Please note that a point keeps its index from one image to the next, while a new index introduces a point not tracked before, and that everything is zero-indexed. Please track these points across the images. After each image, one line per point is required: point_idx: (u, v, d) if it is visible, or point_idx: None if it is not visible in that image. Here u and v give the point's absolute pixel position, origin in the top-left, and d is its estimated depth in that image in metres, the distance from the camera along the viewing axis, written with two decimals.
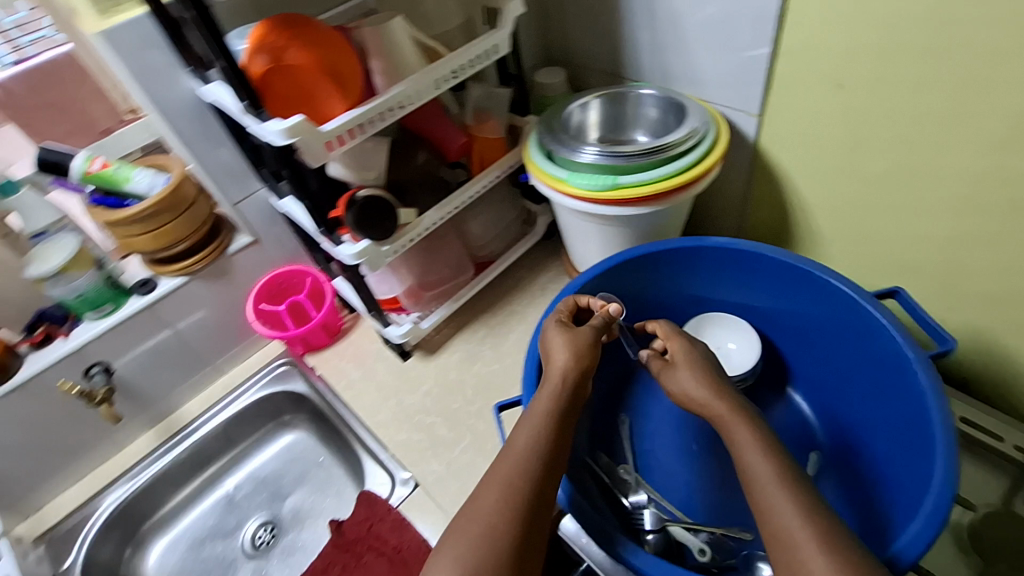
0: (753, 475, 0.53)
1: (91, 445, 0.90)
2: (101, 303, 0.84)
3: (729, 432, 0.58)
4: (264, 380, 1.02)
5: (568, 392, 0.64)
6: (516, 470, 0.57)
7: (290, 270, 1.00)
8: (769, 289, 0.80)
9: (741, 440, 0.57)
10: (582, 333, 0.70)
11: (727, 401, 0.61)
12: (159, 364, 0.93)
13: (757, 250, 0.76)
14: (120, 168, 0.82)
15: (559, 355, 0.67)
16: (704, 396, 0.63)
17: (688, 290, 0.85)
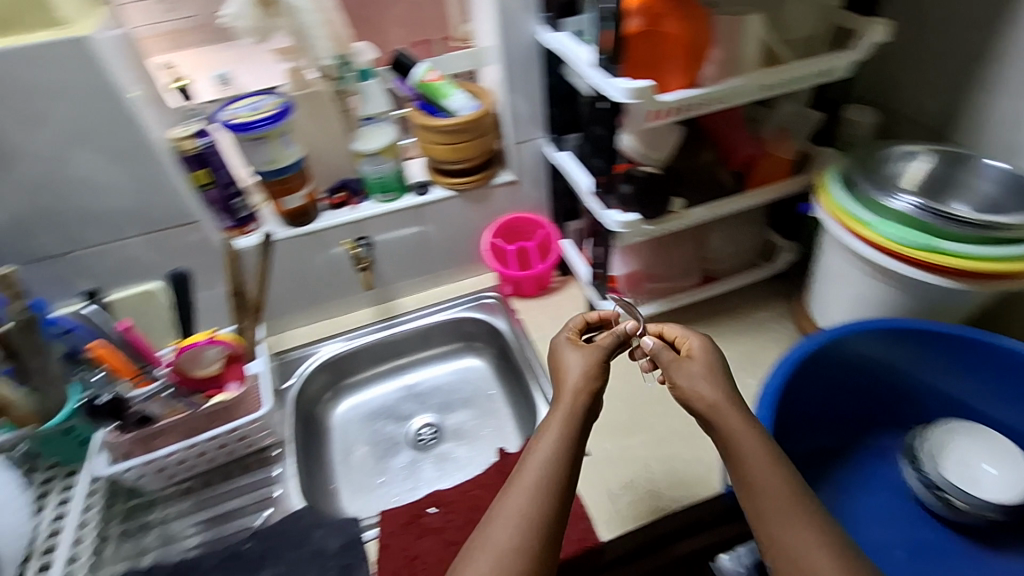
0: (754, 486, 0.57)
1: (333, 300, 1.07)
2: (388, 190, 0.97)
3: (729, 443, 0.59)
4: (471, 304, 1.11)
5: (578, 395, 0.65)
6: (535, 480, 0.57)
7: (531, 217, 1.07)
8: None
9: (749, 449, 0.58)
10: (583, 349, 0.69)
11: (731, 406, 0.61)
12: (403, 256, 1.06)
13: None
14: (447, 84, 0.94)
15: (572, 370, 0.67)
16: (712, 397, 0.61)
17: (924, 379, 0.77)
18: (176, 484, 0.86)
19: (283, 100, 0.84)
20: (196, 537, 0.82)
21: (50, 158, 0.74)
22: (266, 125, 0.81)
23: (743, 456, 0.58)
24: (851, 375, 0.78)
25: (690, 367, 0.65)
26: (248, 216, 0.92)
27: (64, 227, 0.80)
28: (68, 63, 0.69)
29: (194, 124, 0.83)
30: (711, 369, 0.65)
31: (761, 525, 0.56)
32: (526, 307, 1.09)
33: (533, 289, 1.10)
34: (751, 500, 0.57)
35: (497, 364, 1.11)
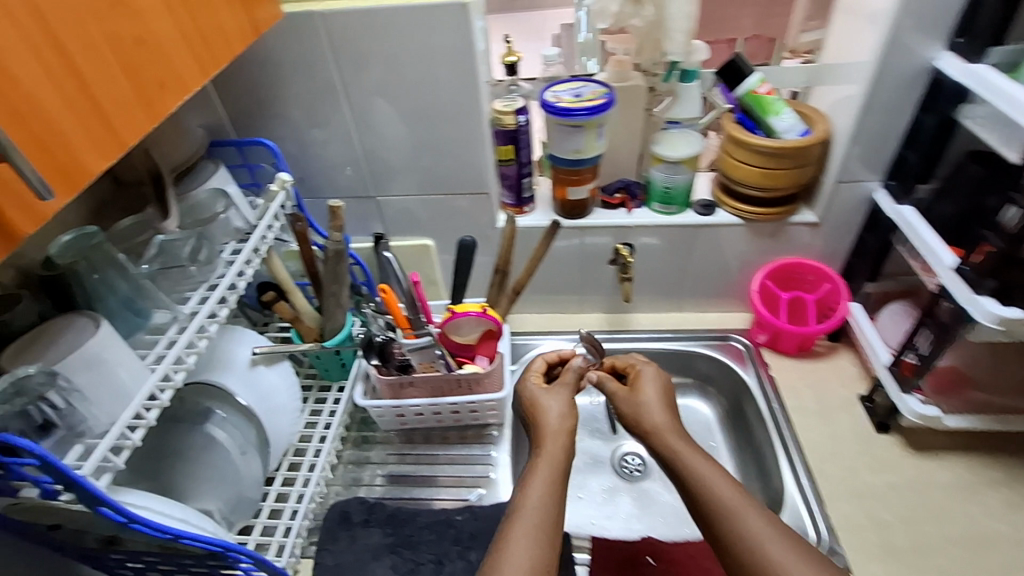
0: (708, 493, 0.62)
1: (570, 296, 1.03)
2: (672, 202, 0.89)
3: (681, 459, 0.68)
4: (713, 342, 0.99)
5: (570, 414, 0.74)
6: (543, 494, 0.62)
7: (820, 268, 0.92)
8: None
9: (706, 470, 0.65)
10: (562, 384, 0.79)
11: (672, 431, 0.72)
12: (658, 273, 0.99)
13: None
14: (777, 100, 0.82)
15: (549, 418, 0.74)
16: (661, 423, 0.74)
17: None
18: (402, 432, 0.92)
19: (607, 90, 0.79)
20: (373, 489, 0.86)
21: (398, 111, 0.80)
22: (582, 116, 0.76)
23: (698, 474, 0.65)
24: None
25: (647, 394, 0.79)
26: (529, 198, 0.91)
27: (383, 172, 0.87)
28: (442, 27, 0.71)
29: (516, 99, 0.82)
30: (666, 400, 0.78)
31: (718, 544, 0.60)
32: (782, 366, 0.95)
33: (792, 348, 0.96)
34: (704, 516, 0.62)
35: (725, 417, 0.97)
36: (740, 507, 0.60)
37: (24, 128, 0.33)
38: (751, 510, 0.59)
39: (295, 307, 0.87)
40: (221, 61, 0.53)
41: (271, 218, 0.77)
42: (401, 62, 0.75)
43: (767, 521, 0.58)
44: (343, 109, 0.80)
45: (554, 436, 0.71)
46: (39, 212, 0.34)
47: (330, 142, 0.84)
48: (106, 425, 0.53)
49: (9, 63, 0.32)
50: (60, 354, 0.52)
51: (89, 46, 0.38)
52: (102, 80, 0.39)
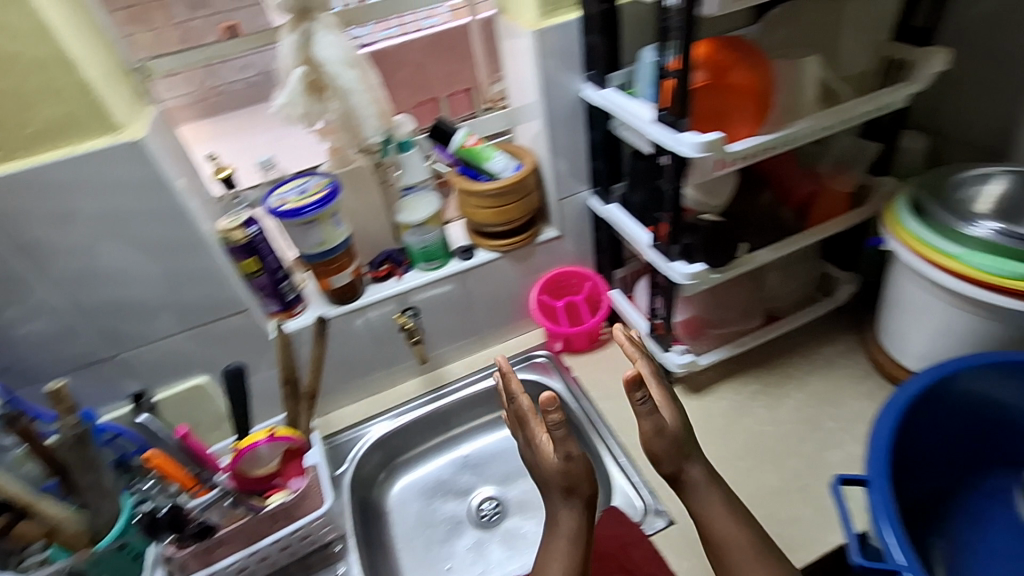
0: (721, 537, 0.68)
1: (382, 372, 1.04)
2: (433, 258, 0.94)
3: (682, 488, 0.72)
4: (521, 366, 1.08)
5: (584, 473, 0.70)
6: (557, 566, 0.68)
7: (575, 271, 1.05)
8: None
9: (715, 512, 0.70)
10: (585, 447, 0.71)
11: (693, 458, 0.72)
12: (448, 320, 1.03)
13: None
14: (486, 147, 0.93)
15: (555, 476, 0.69)
16: (677, 466, 0.71)
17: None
18: None
19: (329, 180, 0.82)
20: None
21: (83, 258, 0.71)
22: (313, 211, 0.78)
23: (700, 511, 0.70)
24: (953, 416, 0.71)
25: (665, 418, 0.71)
26: (294, 299, 0.88)
27: (115, 328, 0.78)
28: (121, 169, 0.67)
29: (241, 213, 0.81)
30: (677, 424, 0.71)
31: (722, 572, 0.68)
32: (581, 363, 1.04)
33: (584, 344, 1.05)
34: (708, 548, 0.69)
35: (555, 427, 1.05)
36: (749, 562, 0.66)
37: None
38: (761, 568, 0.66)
39: (47, 518, 0.64)
40: None
41: None
42: (89, 213, 0.68)
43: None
44: (29, 282, 0.70)
45: (570, 501, 0.71)
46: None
47: (30, 318, 0.72)
48: None
49: None
50: None
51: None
52: None
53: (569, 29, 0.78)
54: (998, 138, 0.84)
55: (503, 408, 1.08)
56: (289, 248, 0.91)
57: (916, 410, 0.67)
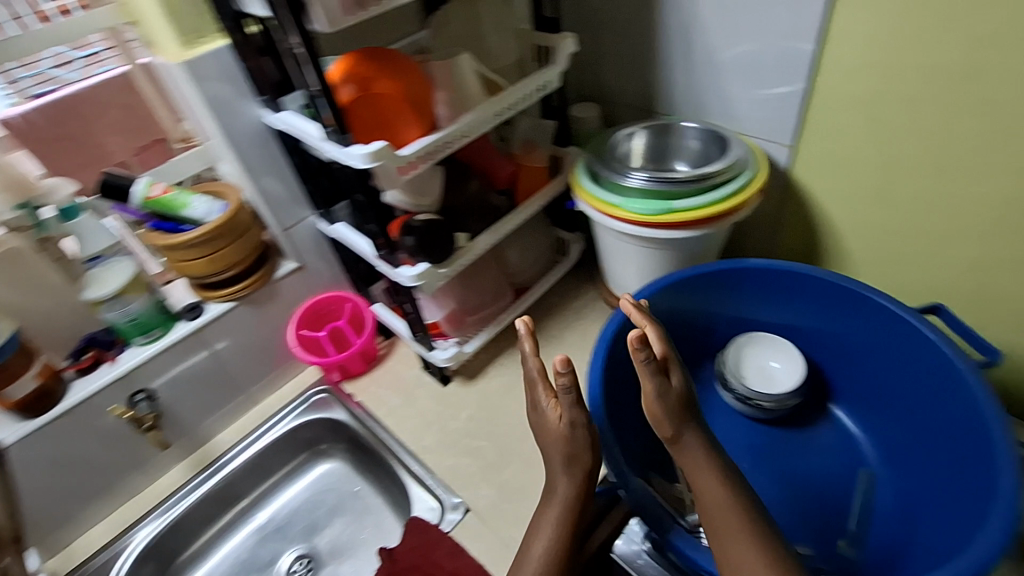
0: (708, 500, 0.63)
1: (131, 472, 0.89)
2: (150, 328, 0.84)
3: (689, 464, 0.65)
4: (300, 409, 1.01)
5: (588, 440, 0.68)
6: (543, 546, 0.66)
7: (330, 296, 1.00)
8: (749, 292, 0.83)
9: (709, 481, 0.63)
10: (689, 425, 0.65)
11: (672, 418, 0.64)
12: (196, 389, 0.92)
13: (731, 265, 0.80)
14: (179, 193, 0.83)
15: (556, 440, 0.69)
16: (672, 429, 0.65)
17: (705, 308, 0.85)
18: None
19: None
20: None
21: None
22: None
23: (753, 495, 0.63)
24: None
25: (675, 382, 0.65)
26: None
27: None
28: None
29: None
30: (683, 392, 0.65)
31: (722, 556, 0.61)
32: (360, 387, 1.02)
33: (360, 367, 1.03)
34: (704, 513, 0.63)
35: (351, 459, 1.02)
36: (728, 532, 0.61)
37: None
38: (737, 535, 0.60)
39: None
40: None
41: None
42: None
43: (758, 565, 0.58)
44: None
45: (569, 471, 0.68)
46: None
47: None
48: None
49: None
50: None
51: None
52: None
53: (221, 56, 0.73)
54: (643, 97, 1.01)
55: (296, 457, 1.02)
56: None
57: (619, 343, 0.78)
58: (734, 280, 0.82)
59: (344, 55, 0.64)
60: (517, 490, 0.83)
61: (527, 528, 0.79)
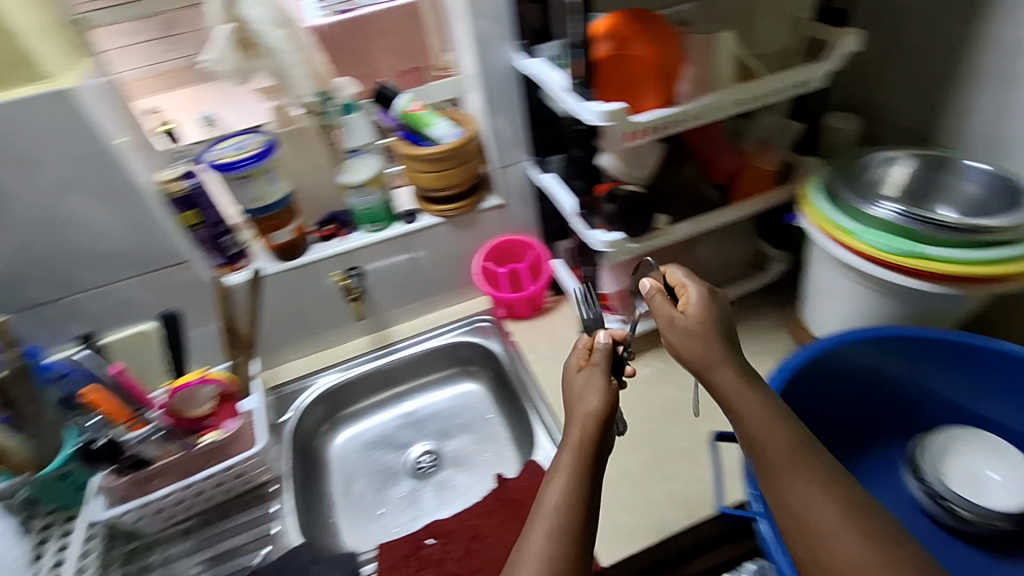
0: (791, 489, 0.55)
1: (329, 329, 1.07)
2: (377, 220, 0.98)
3: (740, 419, 0.59)
4: (464, 328, 1.12)
5: (593, 391, 0.65)
6: (557, 526, 0.56)
7: (520, 239, 1.07)
8: (981, 378, 0.74)
9: (768, 436, 0.57)
10: (723, 363, 0.61)
11: (725, 360, 0.61)
12: (395, 280, 1.06)
13: (975, 341, 0.71)
14: (429, 113, 0.95)
15: (580, 390, 0.66)
16: (706, 355, 0.62)
17: (919, 380, 0.76)
18: (173, 526, 0.85)
19: (266, 138, 0.84)
20: None
21: (45, 207, 0.75)
22: (248, 164, 0.81)
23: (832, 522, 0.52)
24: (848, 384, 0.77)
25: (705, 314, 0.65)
26: (238, 253, 0.92)
27: (70, 275, 0.82)
28: (58, 118, 0.70)
29: (180, 166, 0.83)
30: (725, 329, 0.64)
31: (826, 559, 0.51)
32: (521, 329, 1.09)
33: (526, 312, 1.09)
34: (773, 496, 0.56)
35: (493, 389, 1.09)
36: (836, 523, 0.52)
37: None
38: (843, 526, 0.51)
39: None
40: None
41: None
42: (41, 163, 0.72)
43: (868, 547, 0.50)
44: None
45: (584, 421, 0.62)
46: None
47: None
48: None
49: None
50: None
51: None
52: None
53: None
54: (926, 121, 0.86)
55: (451, 367, 1.13)
56: (233, 205, 0.93)
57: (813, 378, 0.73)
58: (969, 360, 0.73)
59: (613, 12, 0.66)
60: (634, 483, 0.81)
61: (632, 523, 0.77)
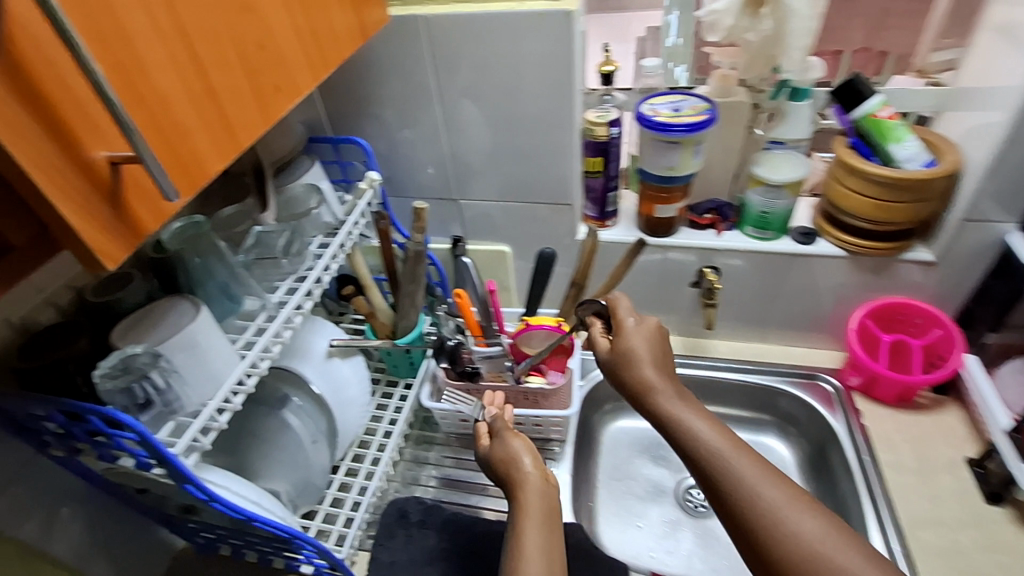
0: (744, 485, 0.50)
1: (649, 316, 0.99)
2: (768, 227, 0.83)
3: (673, 417, 0.58)
4: (794, 377, 0.93)
5: (528, 459, 0.67)
6: (541, 549, 0.59)
7: (932, 310, 0.83)
8: None
9: (699, 429, 0.56)
10: (667, 392, 0.60)
11: (650, 361, 0.63)
12: (747, 299, 0.92)
13: None
14: (899, 126, 0.75)
15: (518, 460, 0.67)
16: (649, 381, 0.61)
17: None
18: (460, 436, 0.90)
19: (708, 105, 0.75)
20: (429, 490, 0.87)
21: (489, 115, 0.79)
22: (679, 133, 0.72)
23: (764, 506, 0.48)
24: None
25: (636, 344, 0.64)
26: (612, 212, 0.88)
27: (475, 181, 0.87)
28: (547, 37, 0.70)
29: (610, 110, 0.80)
30: (654, 354, 0.64)
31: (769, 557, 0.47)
32: (876, 415, 0.88)
33: (891, 399, 0.88)
34: (738, 519, 0.49)
35: (805, 461, 0.92)
36: (773, 491, 0.49)
37: (156, 137, 0.34)
38: (789, 500, 0.48)
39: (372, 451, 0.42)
40: (330, 62, 0.53)
41: (358, 215, 0.78)
42: (512, 77, 0.74)
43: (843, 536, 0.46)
44: (434, 115, 0.81)
45: (541, 488, 0.65)
46: (127, 240, 0.32)
47: (420, 144, 0.85)
48: (198, 407, 0.56)
49: (150, 70, 0.33)
50: (162, 336, 0.54)
51: (174, 64, 0.35)
52: (217, 63, 0.38)
53: None
54: None
55: (751, 409, 0.98)
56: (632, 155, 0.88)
57: None
58: None
59: None
60: None
61: None
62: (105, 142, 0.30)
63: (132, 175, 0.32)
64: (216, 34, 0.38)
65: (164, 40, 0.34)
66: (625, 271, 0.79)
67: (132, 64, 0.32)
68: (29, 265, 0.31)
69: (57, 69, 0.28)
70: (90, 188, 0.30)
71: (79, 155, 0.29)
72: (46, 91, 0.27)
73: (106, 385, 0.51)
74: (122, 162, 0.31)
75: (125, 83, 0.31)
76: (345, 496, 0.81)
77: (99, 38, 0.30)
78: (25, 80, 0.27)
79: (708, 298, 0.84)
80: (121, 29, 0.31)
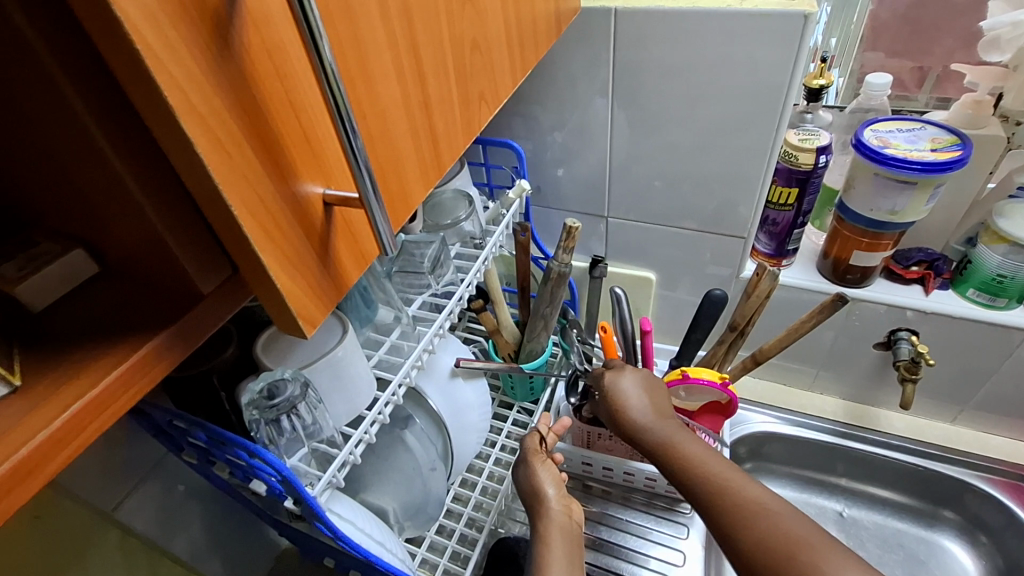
0: (748, 509, 0.46)
1: (807, 371, 0.85)
2: (1004, 294, 0.67)
3: (675, 448, 0.53)
4: (991, 473, 0.77)
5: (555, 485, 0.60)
6: None
7: None
8: None
9: (697, 455, 0.52)
10: (661, 422, 0.56)
11: (652, 401, 0.58)
12: (944, 372, 0.76)
13: None
14: None
15: (545, 487, 0.60)
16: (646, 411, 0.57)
17: None
18: (578, 477, 0.82)
19: (956, 139, 0.61)
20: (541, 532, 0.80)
21: (665, 128, 0.69)
22: (914, 172, 0.58)
23: (773, 528, 0.44)
24: None
25: (631, 385, 0.60)
26: (792, 251, 0.76)
27: (630, 198, 0.77)
28: (765, 43, 0.58)
29: (817, 134, 0.68)
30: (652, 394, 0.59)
31: None
32: None
33: None
34: (711, 509, 0.48)
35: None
36: (782, 515, 0.44)
37: (373, 161, 0.27)
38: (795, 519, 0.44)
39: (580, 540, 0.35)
40: (529, 62, 0.45)
41: (504, 227, 0.70)
42: (707, 88, 0.64)
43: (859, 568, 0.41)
44: (599, 122, 0.72)
45: (564, 522, 0.57)
46: (329, 296, 0.26)
47: (573, 153, 0.76)
48: (335, 435, 0.50)
49: (377, 78, 0.26)
50: (307, 357, 0.48)
51: (398, 71, 0.27)
52: (437, 68, 0.31)
53: None
54: None
55: (923, 500, 0.82)
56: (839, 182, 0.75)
57: None
58: None
59: None
60: None
61: None
62: (323, 176, 0.24)
63: (342, 216, 0.25)
64: (440, 29, 0.30)
65: (394, 37, 0.26)
66: (811, 328, 0.66)
67: (361, 69, 0.25)
68: (217, 316, 0.26)
69: (289, 81, 0.21)
70: (304, 236, 0.23)
71: (296, 192, 0.22)
72: (273, 111, 0.20)
73: (254, 414, 0.45)
74: (337, 202, 0.24)
75: (352, 99, 0.24)
76: (454, 526, 0.75)
77: (334, 34, 0.23)
78: (253, 95, 0.19)
79: (910, 372, 0.70)
80: (356, 23, 0.24)
